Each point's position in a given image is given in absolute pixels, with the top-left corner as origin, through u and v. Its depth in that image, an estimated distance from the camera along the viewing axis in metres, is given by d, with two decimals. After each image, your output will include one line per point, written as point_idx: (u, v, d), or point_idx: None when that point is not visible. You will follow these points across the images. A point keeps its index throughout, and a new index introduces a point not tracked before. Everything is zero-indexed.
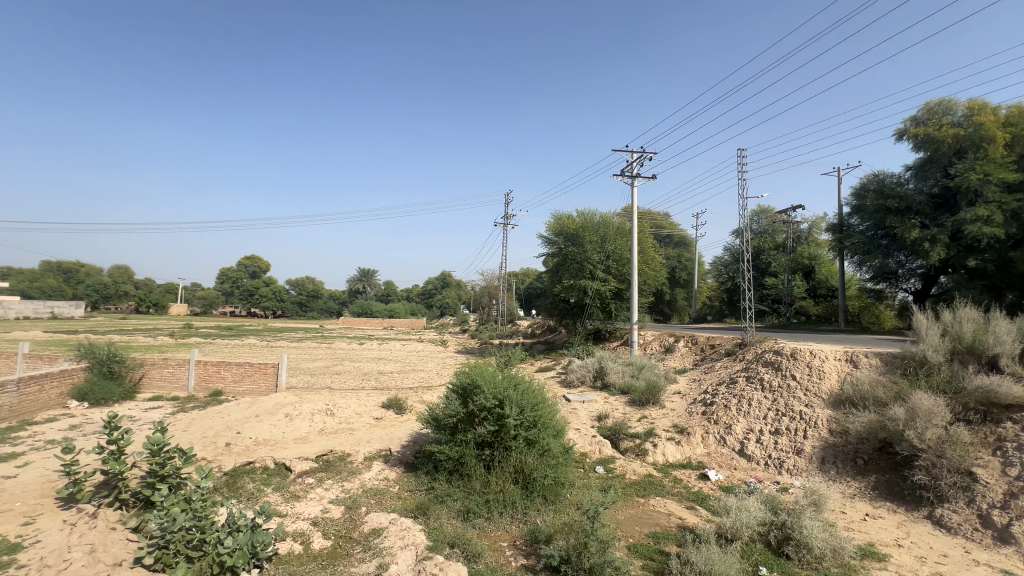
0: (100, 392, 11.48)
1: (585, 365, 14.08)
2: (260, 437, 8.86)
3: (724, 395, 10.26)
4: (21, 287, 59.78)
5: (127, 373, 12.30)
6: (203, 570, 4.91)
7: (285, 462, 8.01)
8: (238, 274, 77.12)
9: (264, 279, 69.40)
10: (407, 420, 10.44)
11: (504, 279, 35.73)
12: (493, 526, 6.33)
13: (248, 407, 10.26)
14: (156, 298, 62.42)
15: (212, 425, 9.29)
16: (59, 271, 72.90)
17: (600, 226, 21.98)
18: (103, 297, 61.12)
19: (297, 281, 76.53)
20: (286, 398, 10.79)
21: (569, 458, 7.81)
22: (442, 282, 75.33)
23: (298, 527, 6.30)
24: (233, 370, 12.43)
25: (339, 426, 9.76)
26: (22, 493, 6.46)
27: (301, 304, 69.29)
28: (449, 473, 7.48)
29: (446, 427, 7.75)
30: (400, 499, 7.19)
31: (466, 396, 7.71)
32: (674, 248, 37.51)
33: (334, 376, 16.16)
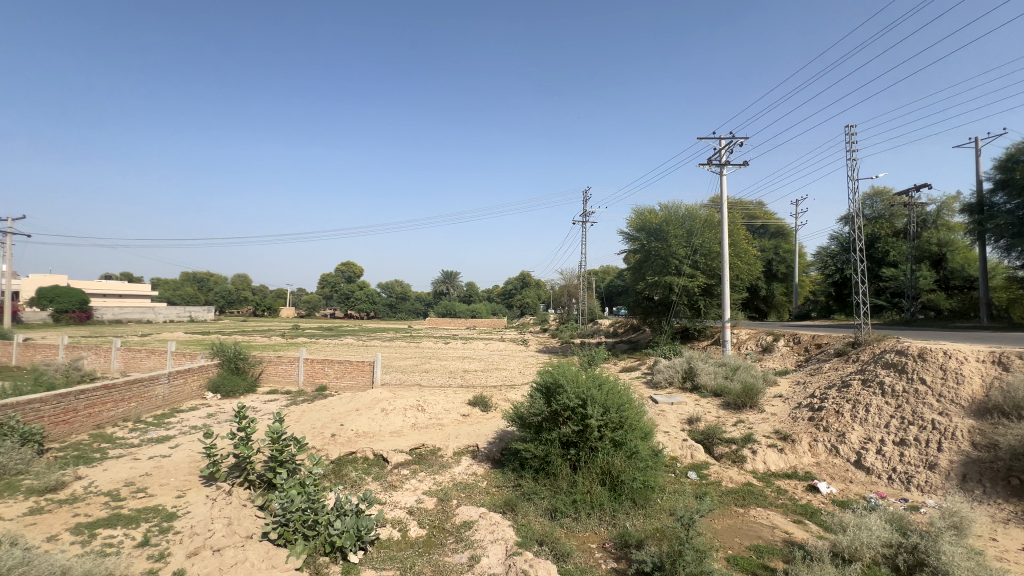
0: (230, 385, 13.14)
1: (673, 366, 13.49)
2: (360, 428, 9.60)
3: (835, 400, 9.27)
4: (167, 295, 70.14)
5: (250, 368, 13.96)
6: (318, 548, 5.49)
7: (383, 454, 8.58)
8: (336, 279, 84.07)
9: (359, 283, 74.92)
10: (492, 418, 10.71)
11: (585, 277, 35.27)
12: (581, 527, 6.28)
13: (349, 401, 11.15)
14: (269, 302, 70.01)
15: (319, 417, 10.22)
16: (194, 280, 84.55)
17: (685, 220, 20.92)
18: (228, 302, 69.72)
19: (387, 284, 81.65)
20: (381, 394, 11.57)
21: (658, 462, 7.53)
22: (522, 282, 75.11)
23: (396, 514, 6.74)
24: (336, 367, 13.58)
25: (430, 422, 10.28)
26: (176, 470, 7.58)
27: (391, 306, 73.87)
28: (535, 472, 7.54)
29: (531, 425, 7.85)
30: (489, 494, 7.39)
31: (550, 395, 7.73)
32: (771, 240, 34.63)
33: (423, 374, 17.03)
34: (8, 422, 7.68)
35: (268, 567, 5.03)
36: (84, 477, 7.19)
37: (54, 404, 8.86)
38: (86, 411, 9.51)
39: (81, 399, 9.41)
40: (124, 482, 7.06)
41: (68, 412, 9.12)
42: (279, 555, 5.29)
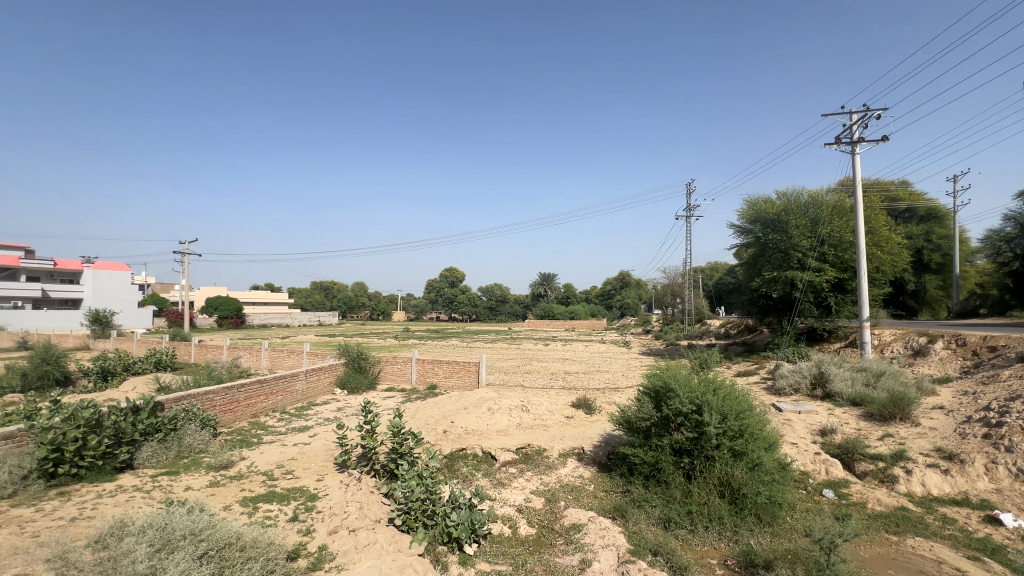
0: (355, 382, 14.56)
1: (799, 370, 12.13)
2: (470, 426, 10.03)
3: (1020, 414, 7.61)
4: (301, 302, 79.89)
5: (371, 367, 15.34)
6: (437, 537, 5.84)
7: (491, 452, 8.87)
8: (440, 284, 89.04)
9: (461, 287, 78.59)
10: (596, 421, 10.55)
11: (690, 275, 33.27)
12: (698, 540, 5.91)
13: (457, 400, 11.72)
14: (383, 307, 76.44)
15: (432, 414, 10.88)
16: (321, 288, 95.34)
17: (809, 208, 18.76)
18: (349, 307, 77.45)
19: (487, 288, 84.61)
20: (487, 394, 12.00)
21: (785, 476, 6.83)
22: (621, 282, 73.38)
23: (507, 511, 6.93)
24: (444, 367, 14.38)
25: (534, 422, 10.41)
26: (315, 457, 8.59)
27: (492, 309, 76.41)
28: (645, 478, 7.25)
29: (639, 430, 7.58)
30: (598, 498, 7.27)
31: (660, 399, 7.41)
32: (920, 225, 29.63)
33: (525, 375, 17.32)
34: (192, 409, 9.34)
35: (394, 549, 5.48)
36: (246, 458, 8.47)
37: (223, 395, 10.55)
38: (245, 402, 11.19)
39: (242, 391, 11.08)
40: (276, 465, 8.16)
41: (232, 402, 10.81)
42: (403, 540, 5.71)
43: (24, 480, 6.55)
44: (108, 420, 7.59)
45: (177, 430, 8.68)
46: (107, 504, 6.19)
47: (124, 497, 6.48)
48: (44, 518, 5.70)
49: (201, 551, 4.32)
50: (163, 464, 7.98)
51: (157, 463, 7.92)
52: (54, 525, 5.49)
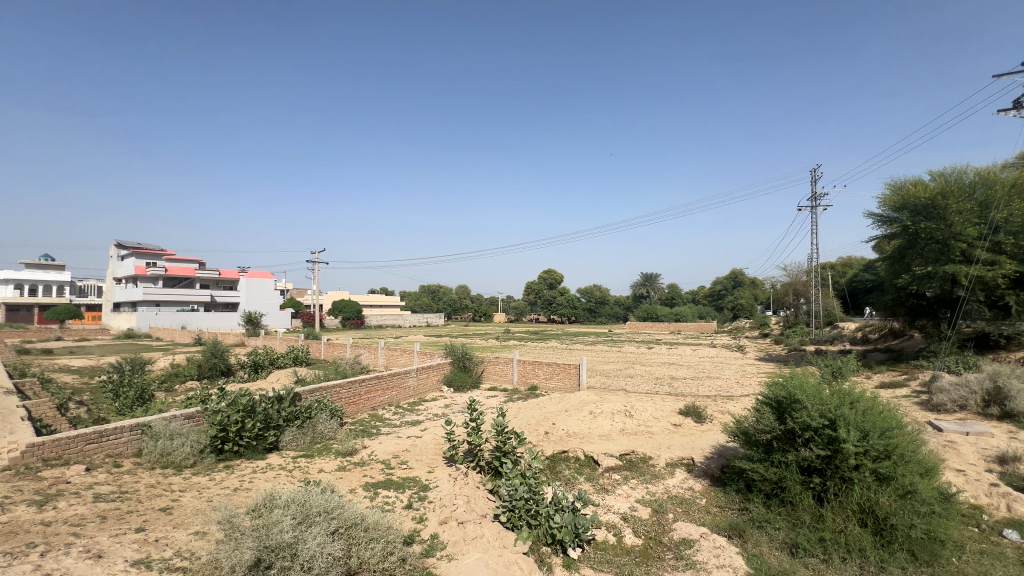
0: (460, 380, 15.29)
1: (965, 383, 10.15)
2: (571, 429, 9.94)
3: None
4: (411, 304, 86.04)
5: (475, 366, 15.99)
6: (541, 537, 5.88)
7: (594, 456, 8.71)
8: (538, 285, 90.10)
9: (560, 289, 78.67)
10: (708, 431, 9.84)
11: (817, 273, 29.63)
12: (834, 573, 5.20)
13: (558, 402, 11.69)
14: (484, 309, 79.34)
15: (534, 414, 10.99)
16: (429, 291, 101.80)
17: (976, 189, 15.68)
18: (454, 309, 81.61)
19: (586, 289, 83.59)
20: (588, 397, 11.81)
21: (949, 509, 5.75)
22: (733, 281, 67.77)
23: (611, 518, 6.75)
24: (545, 368, 14.47)
25: (639, 428, 10.00)
26: (426, 450, 9.17)
27: (591, 311, 75.34)
28: (766, 497, 6.59)
29: (759, 444, 6.92)
30: (710, 514, 6.76)
31: (783, 410, 6.69)
32: None
33: (627, 379, 16.75)
34: (323, 399, 10.52)
35: (501, 545, 5.65)
36: (367, 446, 9.31)
37: (347, 389, 11.73)
38: (366, 395, 12.32)
39: (363, 386, 12.21)
40: (392, 455, 8.85)
41: (355, 395, 11.96)
42: (509, 537, 5.85)
43: (201, 453, 7.92)
44: (260, 407, 8.85)
45: (312, 418, 9.84)
46: (260, 479, 7.21)
47: (273, 474, 7.51)
48: (215, 486, 6.82)
49: (334, 528, 4.84)
50: (302, 447, 9.09)
51: (297, 446, 9.05)
52: (222, 492, 6.54)
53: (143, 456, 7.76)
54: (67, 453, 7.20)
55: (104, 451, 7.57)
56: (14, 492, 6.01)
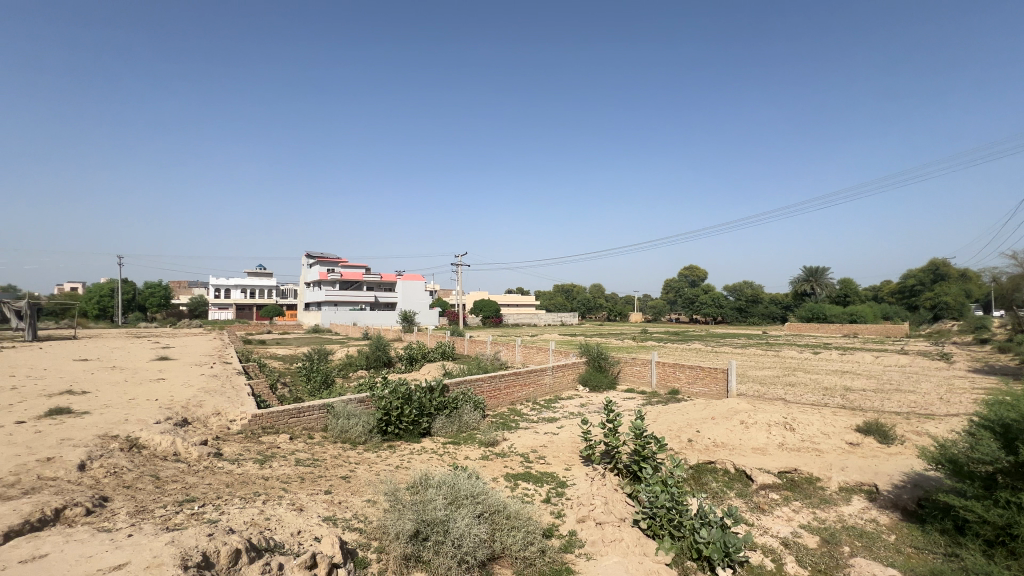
0: (596, 380, 15.17)
1: None
2: (718, 438, 9.14)
3: None
4: (546, 303, 87.88)
5: (611, 367, 15.72)
6: (685, 551, 5.51)
7: (746, 470, 7.89)
8: (679, 283, 84.81)
9: (703, 287, 72.88)
10: (897, 455, 8.18)
11: None
12: None
13: (703, 409, 10.85)
14: (620, 308, 77.29)
15: (675, 420, 10.38)
16: (563, 291, 102.92)
17: None
18: (588, 308, 81.19)
19: (735, 287, 76.01)
20: (739, 404, 10.73)
21: None
22: (933, 274, 55.17)
23: (768, 541, 6.05)
24: (688, 372, 13.56)
25: (803, 444, 8.76)
26: (563, 447, 9.29)
27: (740, 310, 68.29)
28: (987, 544, 5.24)
29: (975, 478, 5.54)
30: (902, 555, 5.62)
31: (1012, 438, 5.25)
32: None
33: (787, 387, 14.80)
34: (468, 392, 11.35)
35: (641, 553, 5.47)
36: (508, 439, 9.78)
37: (489, 383, 12.48)
38: (505, 390, 12.96)
39: (503, 381, 12.87)
40: (531, 449, 9.16)
41: (496, 389, 12.67)
42: (649, 546, 5.66)
43: (370, 433, 9.19)
44: (416, 395, 9.91)
45: (459, 408, 10.69)
46: (416, 460, 8.08)
47: (427, 456, 8.35)
48: (381, 462, 7.84)
49: (479, 512, 5.21)
50: (451, 434, 9.94)
51: (446, 433, 9.92)
52: (387, 468, 7.50)
53: (328, 431, 9.29)
54: (277, 423, 9.05)
55: (301, 424, 9.26)
56: (244, 451, 7.70)
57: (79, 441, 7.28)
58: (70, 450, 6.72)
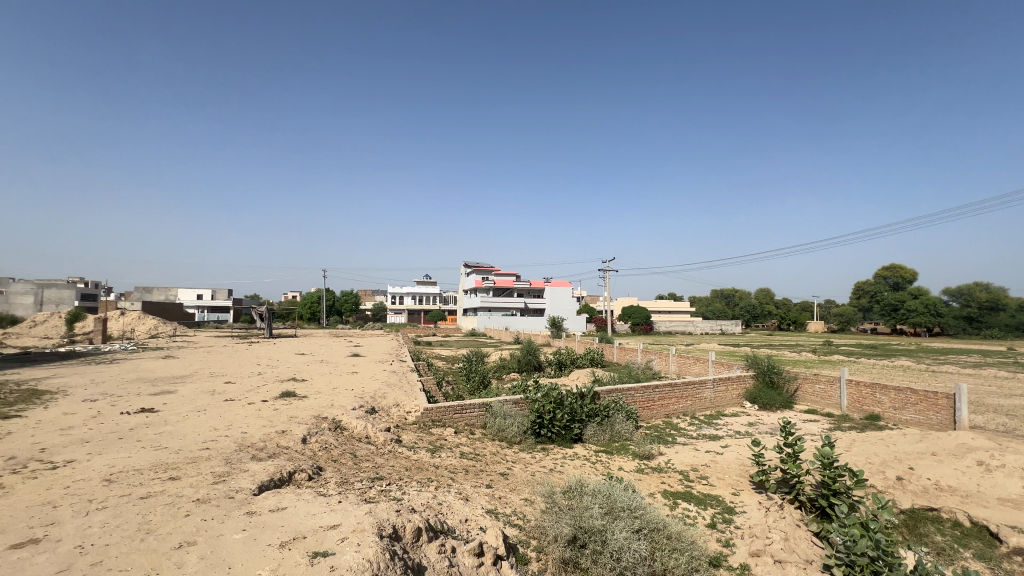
0: (767, 398, 13.43)
1: None
2: (943, 480, 7.28)
3: None
4: (702, 310, 81.21)
5: (786, 384, 13.78)
6: None
7: (990, 528, 6.13)
8: (875, 286, 70.55)
9: (912, 291, 59.36)
10: None
11: None
12: None
13: (918, 441, 8.77)
14: (794, 317, 67.42)
15: (877, 452, 8.59)
16: (723, 296, 93.99)
17: None
18: (754, 316, 72.66)
19: (960, 290, 60.24)
20: (974, 440, 8.40)
21: None
22: None
23: None
24: (894, 395, 11.13)
25: None
26: (728, 469, 8.42)
27: (970, 320, 53.83)
28: None
29: None
30: None
31: None
32: None
33: None
34: (620, 400, 11.07)
35: None
36: (664, 454, 9.24)
37: (642, 393, 11.97)
38: (660, 402, 12.28)
39: (657, 392, 12.22)
40: (691, 467, 8.50)
41: (649, 400, 12.10)
42: None
43: (525, 434, 9.56)
44: (567, 400, 10.00)
45: (611, 417, 10.45)
46: (569, 465, 8.14)
47: (579, 462, 8.37)
48: (536, 463, 8.10)
49: (638, 526, 5.00)
50: (603, 443, 9.77)
51: (598, 441, 9.78)
52: (542, 470, 7.71)
53: (487, 428, 9.94)
54: (444, 418, 9.98)
55: (464, 420, 10.07)
56: (418, 439, 8.70)
57: (301, 419, 9.05)
58: (296, 426, 8.41)
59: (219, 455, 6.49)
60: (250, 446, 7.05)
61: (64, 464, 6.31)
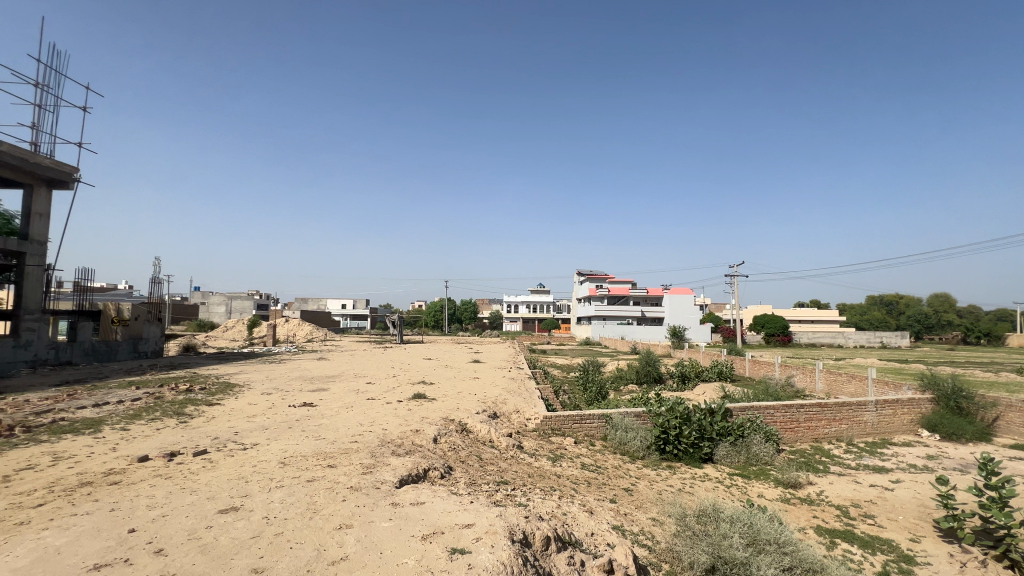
0: (952, 426, 11.06)
1: None
2: None
3: None
4: (855, 319, 70.13)
5: (980, 412, 11.20)
6: None
7: None
8: None
9: None
10: None
11: None
12: None
13: None
14: (986, 328, 54.73)
15: None
16: (882, 303, 80.16)
17: None
18: (927, 326, 60.69)
19: None
20: None
21: None
22: None
23: None
24: None
25: None
26: (903, 508, 7.08)
27: None
28: None
29: None
30: None
31: None
32: None
33: None
34: (757, 419, 10.00)
35: None
36: (815, 484, 8.10)
37: (784, 412, 10.68)
38: (806, 423, 10.84)
39: (803, 412, 10.80)
40: (851, 502, 7.32)
41: (793, 421, 10.75)
42: None
43: (648, 449, 9.11)
44: (695, 415, 9.32)
45: (746, 437, 9.46)
46: (700, 487, 7.55)
47: (711, 484, 7.73)
48: (662, 481, 7.64)
49: (788, 565, 4.45)
50: (737, 465, 8.88)
51: (732, 463, 8.93)
52: (669, 489, 7.26)
53: (607, 441, 9.68)
54: (563, 426, 9.94)
55: (584, 430, 9.94)
56: (539, 447, 8.80)
57: (431, 420, 9.75)
58: (427, 426, 9.07)
59: (365, 449, 7.27)
60: (390, 442, 7.77)
61: (251, 446, 7.61)
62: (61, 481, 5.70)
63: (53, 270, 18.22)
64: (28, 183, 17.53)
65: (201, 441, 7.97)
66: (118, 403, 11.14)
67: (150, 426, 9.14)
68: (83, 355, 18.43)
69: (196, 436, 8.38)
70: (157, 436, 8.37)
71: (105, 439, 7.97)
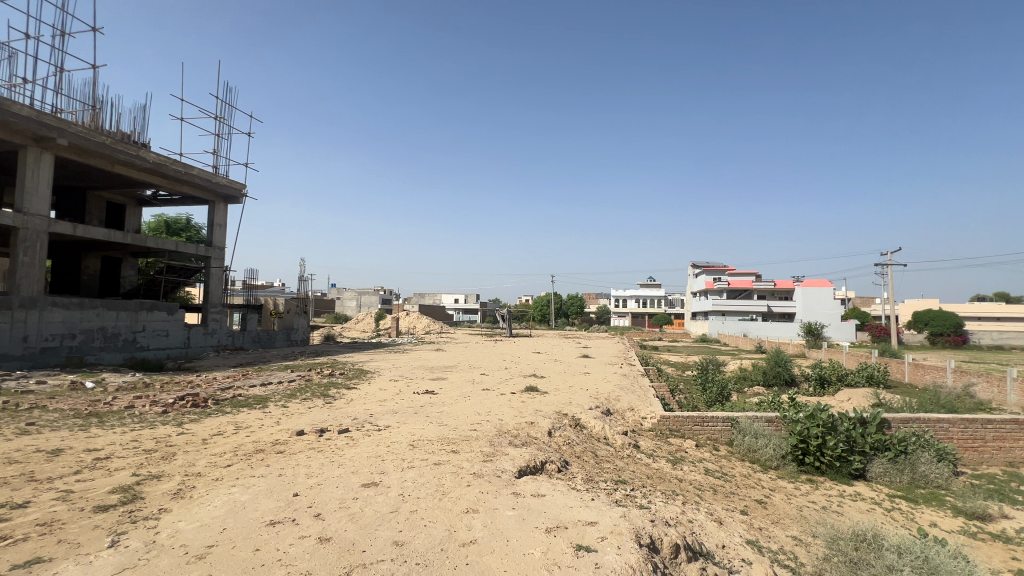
0: None
1: None
2: None
3: None
4: None
5: None
6: None
7: None
8: None
9: None
10: None
11: None
12: None
13: None
14: None
15: None
16: None
17: None
18: None
19: None
20: None
21: None
22: None
23: None
24: None
25: None
26: None
27: None
28: None
29: None
30: None
31: None
32: None
33: None
34: (925, 434, 8.42)
35: None
36: (1013, 518, 6.58)
37: (962, 428, 8.88)
38: (996, 443, 8.89)
39: (991, 429, 8.88)
40: None
41: (976, 440, 8.89)
42: None
43: (783, 460, 8.20)
44: (842, 425, 8.14)
45: (911, 454, 8.04)
46: (850, 507, 6.58)
47: (865, 506, 6.69)
48: (802, 496, 6.81)
49: None
50: (900, 486, 7.57)
51: (892, 483, 7.64)
52: (812, 506, 6.43)
53: (734, 447, 8.92)
54: (683, 428, 9.36)
55: (705, 433, 9.25)
56: (657, 448, 8.40)
57: (545, 413, 9.84)
58: (542, 419, 9.17)
59: (484, 437, 7.58)
60: (506, 432, 8.00)
61: (384, 428, 8.38)
62: (241, 447, 6.82)
63: (230, 271, 21.93)
64: (211, 200, 21.28)
65: (344, 420, 9.00)
66: (279, 383, 13.10)
67: (303, 404, 10.58)
68: (252, 341, 22.01)
69: (339, 415, 9.47)
70: (310, 413, 9.63)
71: (271, 414, 9.39)
